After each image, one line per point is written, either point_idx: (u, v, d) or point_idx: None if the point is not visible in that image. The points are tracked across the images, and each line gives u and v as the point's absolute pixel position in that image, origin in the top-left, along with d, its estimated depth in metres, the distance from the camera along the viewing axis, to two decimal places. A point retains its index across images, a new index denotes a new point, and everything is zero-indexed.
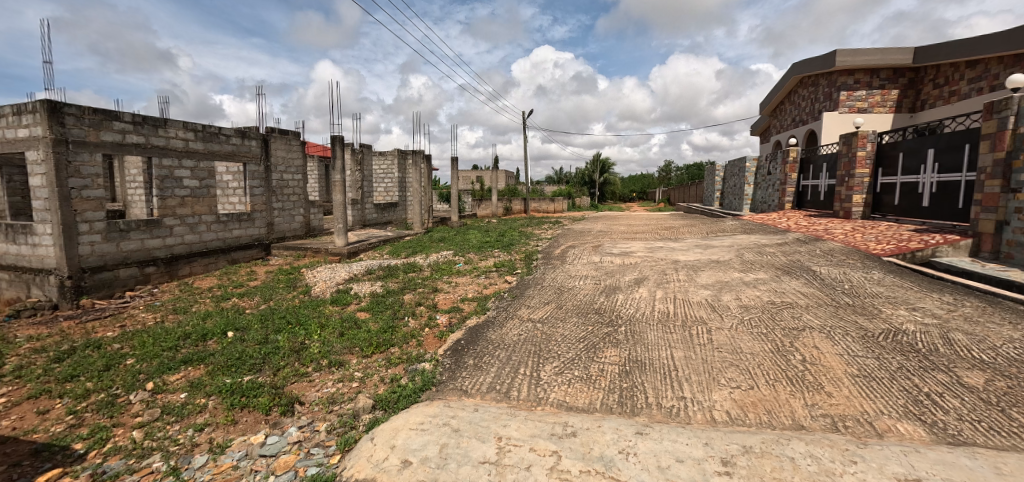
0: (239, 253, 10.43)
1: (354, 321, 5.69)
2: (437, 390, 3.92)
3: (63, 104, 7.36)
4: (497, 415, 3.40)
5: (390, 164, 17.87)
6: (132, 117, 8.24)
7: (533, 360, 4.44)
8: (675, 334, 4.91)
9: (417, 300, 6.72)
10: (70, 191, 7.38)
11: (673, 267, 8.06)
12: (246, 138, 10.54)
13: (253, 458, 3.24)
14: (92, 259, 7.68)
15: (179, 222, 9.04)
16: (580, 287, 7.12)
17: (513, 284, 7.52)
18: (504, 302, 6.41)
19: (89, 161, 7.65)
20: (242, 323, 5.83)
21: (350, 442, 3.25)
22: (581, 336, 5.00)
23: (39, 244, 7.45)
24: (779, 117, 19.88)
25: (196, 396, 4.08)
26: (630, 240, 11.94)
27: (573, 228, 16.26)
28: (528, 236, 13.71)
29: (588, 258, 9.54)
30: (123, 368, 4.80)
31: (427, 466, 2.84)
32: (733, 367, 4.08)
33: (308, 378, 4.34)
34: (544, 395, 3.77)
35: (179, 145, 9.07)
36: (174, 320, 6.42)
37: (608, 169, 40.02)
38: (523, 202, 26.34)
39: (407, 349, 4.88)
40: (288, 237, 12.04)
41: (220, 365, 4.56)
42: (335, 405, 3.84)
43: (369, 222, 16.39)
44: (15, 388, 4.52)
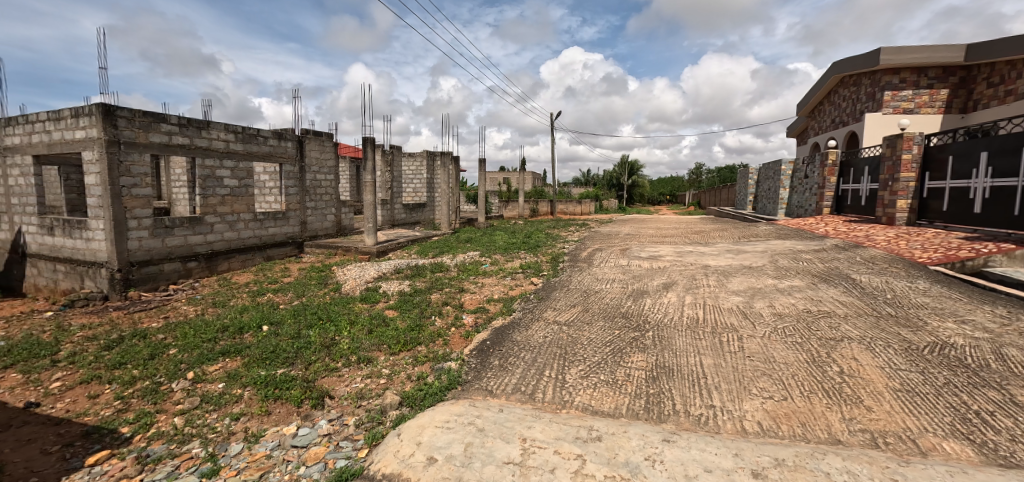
0: (274, 250, 10.81)
1: (383, 319, 5.82)
2: (463, 389, 3.95)
3: (116, 107, 7.79)
4: (521, 416, 3.41)
5: (419, 165, 18.14)
6: (178, 119, 8.65)
7: (559, 362, 4.42)
8: (704, 341, 4.80)
9: (444, 299, 6.80)
10: (121, 189, 7.81)
11: (703, 272, 7.88)
12: (282, 140, 10.91)
13: (286, 448, 3.35)
14: (139, 254, 8.11)
15: (219, 219, 9.44)
16: (607, 290, 7.06)
17: (539, 286, 7.52)
18: (529, 304, 6.42)
19: (139, 161, 8.07)
20: (276, 317, 6.04)
21: (378, 438, 3.32)
22: (607, 340, 4.96)
23: (91, 239, 7.90)
24: (818, 118, 19.17)
25: (233, 387, 4.25)
26: (659, 244, 11.76)
27: (600, 231, 16.10)
28: (555, 238, 13.68)
29: (616, 261, 9.44)
30: (166, 357, 5.04)
31: (452, 464, 2.87)
32: (766, 377, 3.96)
33: (338, 373, 4.45)
34: (569, 398, 3.75)
35: (220, 146, 9.47)
36: (213, 313, 6.71)
37: (637, 172, 39.47)
38: (550, 204, 26.29)
39: (434, 348, 4.95)
40: (320, 235, 12.38)
41: (255, 358, 4.73)
42: (363, 400, 3.93)
43: (398, 222, 16.68)
44: (69, 373, 4.81)
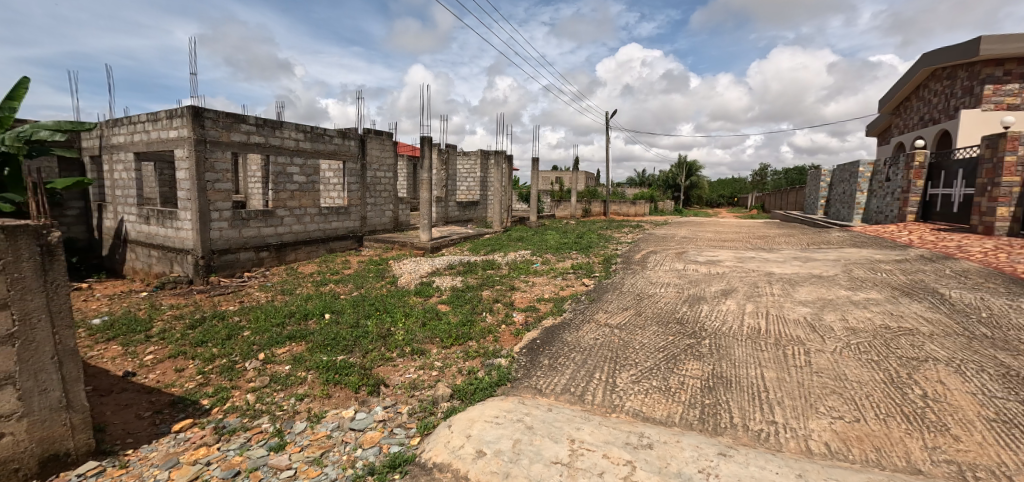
0: (336, 243, 11.46)
1: (436, 313, 5.99)
2: (511, 386, 4.00)
3: (203, 109, 8.52)
4: (570, 417, 3.39)
5: (473, 164, 18.43)
6: (256, 120, 9.33)
7: (610, 366, 4.36)
8: (767, 353, 4.55)
9: (495, 297, 6.88)
10: (206, 183, 8.56)
11: (766, 280, 7.46)
12: (346, 138, 11.47)
13: (344, 430, 3.54)
14: (220, 243, 8.86)
15: (289, 213, 10.11)
16: (661, 294, 6.85)
17: (591, 287, 7.42)
18: (580, 305, 6.36)
19: (221, 158, 8.81)
20: (338, 306, 6.39)
21: (429, 427, 3.43)
22: (661, 345, 4.83)
23: (180, 228, 8.72)
24: (903, 115, 17.54)
25: (298, 369, 4.55)
26: (718, 249, 11.26)
27: (655, 233, 15.66)
28: (607, 239, 13.46)
29: (671, 265, 9.13)
30: (241, 338, 5.48)
31: (500, 458, 2.92)
32: (835, 395, 3.69)
33: (392, 363, 4.64)
34: (619, 402, 3.69)
35: (291, 145, 10.10)
36: (282, 300, 7.20)
37: (696, 172, 37.90)
38: (603, 204, 25.88)
39: (484, 344, 5.03)
40: (379, 230, 12.93)
41: (318, 344, 5.03)
42: (416, 391, 4.07)
43: (452, 219, 17.07)
44: (160, 348, 5.35)
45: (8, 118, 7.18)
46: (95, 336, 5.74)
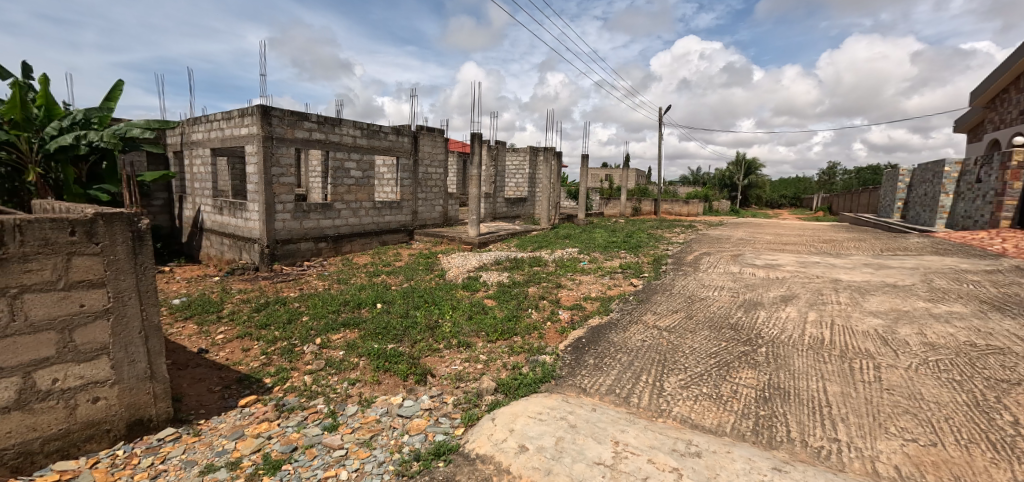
0: (389, 236, 11.88)
1: (482, 307, 6.07)
2: (556, 383, 4.00)
3: (271, 108, 9.07)
4: (615, 418, 3.35)
5: (522, 160, 18.49)
6: (317, 118, 9.80)
7: (657, 369, 4.25)
8: (830, 365, 4.26)
9: (541, 293, 6.88)
10: (272, 177, 9.13)
11: (832, 287, 6.98)
12: (400, 135, 11.81)
13: (393, 416, 3.67)
14: (284, 234, 9.43)
15: (345, 206, 10.58)
16: (714, 298, 6.57)
17: (639, 288, 7.23)
18: (628, 305, 6.23)
19: (286, 153, 9.35)
20: (389, 297, 6.63)
21: (473, 419, 3.50)
22: (712, 351, 4.64)
23: (248, 219, 9.35)
24: (999, 109, 15.78)
25: (351, 355, 4.77)
26: (778, 253, 10.64)
27: (709, 234, 15.07)
28: (658, 239, 13.08)
29: (725, 268, 8.73)
30: (300, 323, 5.81)
31: (542, 455, 2.92)
32: (908, 415, 3.40)
33: (439, 354, 4.75)
34: (667, 407, 3.59)
35: (349, 141, 10.53)
36: (337, 289, 7.56)
37: (755, 170, 35.95)
38: (654, 203, 25.16)
39: (529, 340, 5.05)
40: (429, 225, 13.26)
41: (370, 332, 5.24)
42: (461, 382, 4.16)
43: (500, 215, 17.22)
44: (229, 328, 5.79)
45: (105, 117, 7.94)
46: (175, 314, 6.30)
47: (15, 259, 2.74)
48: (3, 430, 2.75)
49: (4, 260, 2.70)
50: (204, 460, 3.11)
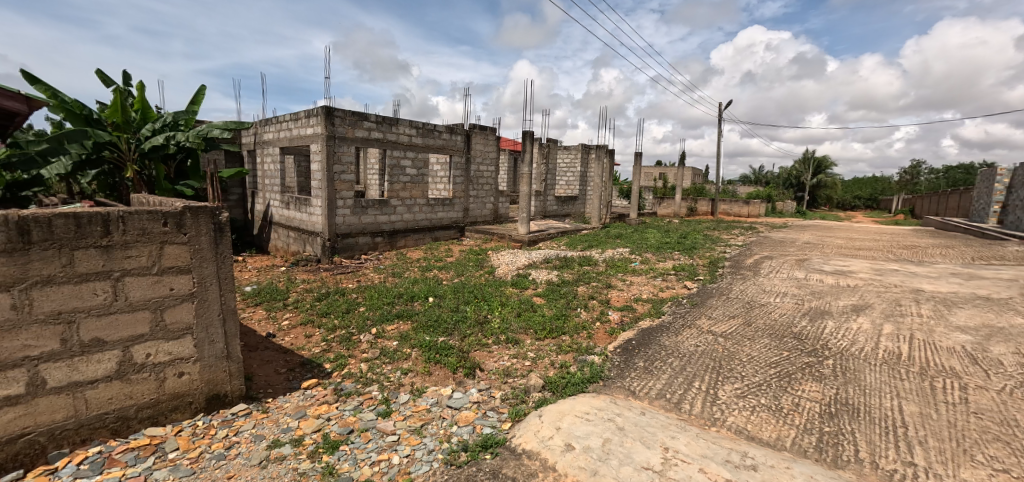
0: (441, 232, 12.21)
1: (531, 304, 6.10)
2: (604, 384, 3.95)
3: (334, 109, 9.54)
4: (665, 424, 3.27)
5: (573, 158, 18.31)
6: (376, 118, 10.20)
7: (711, 376, 4.10)
8: (907, 383, 3.92)
9: (590, 293, 6.81)
10: (334, 175, 9.63)
11: (912, 297, 6.39)
12: (453, 134, 12.05)
13: (442, 406, 3.77)
14: (344, 228, 9.93)
15: (401, 203, 10.97)
16: (775, 305, 6.22)
17: (693, 291, 6.98)
18: (681, 308, 6.04)
19: (347, 152, 9.82)
20: (440, 291, 6.81)
21: (520, 414, 3.54)
22: (772, 360, 4.41)
23: (312, 214, 9.92)
24: None
25: (404, 345, 4.95)
26: (849, 258, 9.88)
27: (771, 236, 14.27)
28: (715, 241, 12.53)
29: (789, 273, 8.22)
30: (357, 313, 6.11)
31: (588, 455, 2.91)
32: (1000, 443, 3.07)
33: (488, 349, 4.83)
34: (721, 416, 3.45)
35: (405, 140, 10.88)
36: (392, 282, 7.87)
37: (825, 169, 33.53)
38: (711, 203, 24.13)
39: (578, 339, 5.02)
40: (480, 222, 13.47)
41: (422, 324, 5.42)
42: (509, 378, 4.21)
43: (550, 213, 17.20)
44: (294, 315, 6.20)
45: (191, 119, 8.71)
46: (247, 300, 6.83)
47: (118, 246, 3.05)
48: (106, 396, 3.10)
49: (109, 247, 3.02)
50: (271, 435, 3.35)
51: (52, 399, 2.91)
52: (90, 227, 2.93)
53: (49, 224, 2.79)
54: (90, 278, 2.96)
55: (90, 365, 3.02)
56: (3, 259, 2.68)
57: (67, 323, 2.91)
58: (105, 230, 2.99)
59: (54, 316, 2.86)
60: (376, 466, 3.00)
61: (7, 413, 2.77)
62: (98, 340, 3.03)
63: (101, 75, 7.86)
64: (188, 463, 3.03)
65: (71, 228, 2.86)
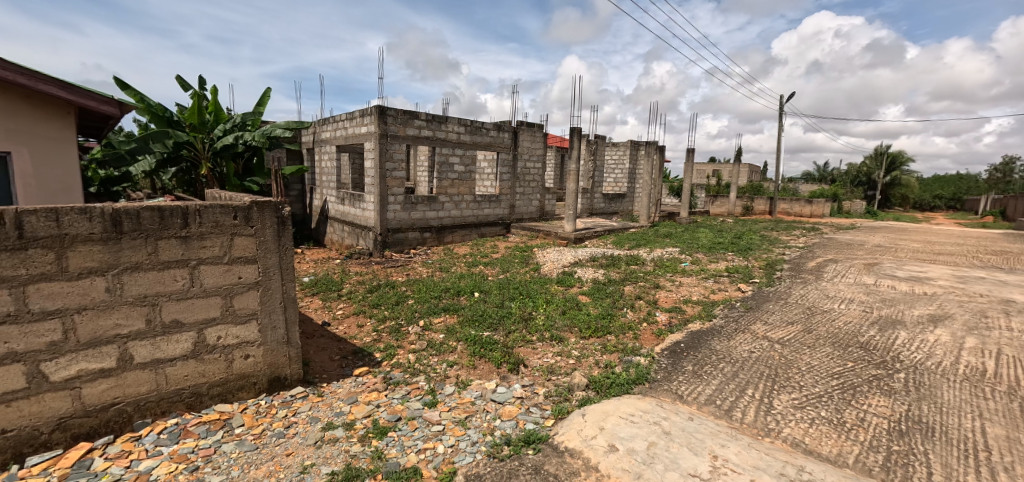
0: (487, 229, 12.36)
1: (576, 303, 6.05)
2: (650, 387, 3.87)
3: (387, 108, 9.86)
4: (715, 431, 3.15)
5: (622, 155, 17.93)
6: (426, 116, 10.45)
7: (766, 384, 3.90)
8: (993, 403, 3.56)
9: (637, 293, 6.66)
10: (386, 172, 9.97)
11: (1002, 309, 5.78)
12: (501, 131, 12.13)
13: (487, 400, 3.83)
14: (394, 223, 10.27)
15: (449, 199, 11.20)
16: (839, 312, 5.82)
17: (748, 294, 6.66)
18: (734, 312, 5.78)
19: (398, 150, 10.13)
20: (486, 287, 6.89)
21: (564, 412, 3.53)
22: (834, 370, 4.14)
23: (365, 209, 10.32)
24: None
25: (450, 339, 5.07)
26: (926, 263, 9.07)
27: (837, 238, 13.33)
28: (773, 242, 11.89)
29: (856, 278, 7.65)
30: (406, 305, 6.31)
31: (633, 457, 2.87)
32: None
33: (532, 345, 4.85)
34: (776, 427, 3.29)
35: (454, 137, 11.07)
36: (439, 276, 8.05)
37: (900, 166, 30.90)
38: (769, 201, 22.89)
39: (624, 340, 4.93)
40: (526, 219, 13.50)
41: (467, 319, 5.52)
42: (553, 375, 4.21)
43: (596, 211, 16.96)
44: (347, 305, 6.49)
45: (257, 120, 9.27)
46: (305, 290, 7.23)
47: (195, 237, 3.32)
48: (183, 373, 3.39)
49: (188, 237, 3.29)
50: (325, 418, 3.54)
51: (137, 374, 3.21)
52: (171, 219, 3.21)
53: (138, 216, 3.07)
54: (171, 265, 3.24)
55: (170, 344, 3.31)
56: (99, 246, 2.97)
57: (151, 305, 3.20)
58: (183, 222, 3.26)
59: (141, 299, 3.15)
60: (422, 454, 3.10)
61: (100, 384, 3.08)
62: (177, 321, 3.31)
63: (181, 80, 8.55)
64: (252, 439, 3.26)
65: (156, 220, 3.14)
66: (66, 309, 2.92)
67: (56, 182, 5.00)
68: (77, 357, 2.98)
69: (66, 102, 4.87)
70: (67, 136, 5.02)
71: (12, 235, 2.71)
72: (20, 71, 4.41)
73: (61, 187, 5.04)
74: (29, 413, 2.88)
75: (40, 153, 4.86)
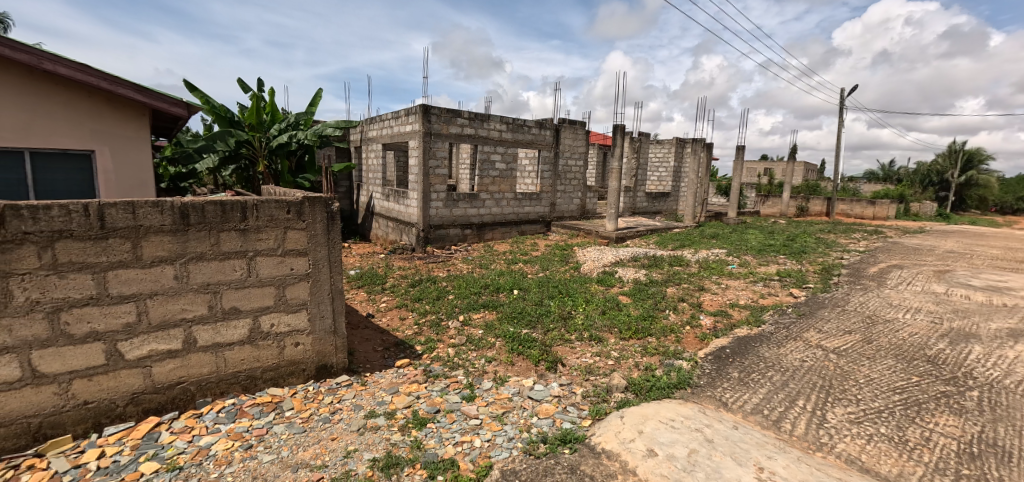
0: (527, 226, 12.36)
1: (616, 303, 5.95)
2: (692, 392, 3.76)
3: (431, 107, 10.05)
4: (761, 442, 3.02)
5: (667, 152, 17.44)
6: (469, 114, 10.57)
7: (819, 395, 3.69)
8: None
9: (680, 295, 6.47)
10: (429, 169, 10.18)
11: None
12: (542, 129, 12.09)
13: (524, 397, 3.85)
14: (436, 220, 10.48)
15: (490, 197, 11.30)
16: (904, 322, 5.41)
17: (800, 300, 6.32)
18: (785, 318, 5.51)
19: (441, 147, 10.32)
20: (525, 285, 6.90)
21: (602, 413, 3.49)
22: (896, 385, 3.87)
23: (409, 206, 10.59)
24: None
25: (489, 335, 5.13)
26: (1007, 272, 8.28)
27: (903, 243, 12.40)
28: (830, 245, 11.20)
29: (924, 286, 7.09)
30: (446, 300, 6.44)
31: (673, 463, 2.80)
32: None
33: (571, 345, 4.81)
34: (828, 441, 3.11)
35: (496, 135, 11.14)
36: (479, 273, 8.15)
37: (979, 165, 28.35)
38: (826, 202, 21.59)
39: (665, 343, 4.81)
40: (566, 217, 13.41)
41: (506, 315, 5.56)
42: (591, 375, 4.17)
43: (639, 210, 16.62)
44: (390, 298, 6.69)
45: (309, 119, 9.68)
46: (351, 283, 7.51)
47: (252, 230, 3.51)
48: (240, 357, 3.61)
49: (245, 230, 3.49)
50: (368, 406, 3.67)
51: (200, 356, 3.45)
52: (232, 213, 3.42)
53: (203, 210, 3.29)
54: (231, 256, 3.46)
55: (228, 329, 3.53)
56: (169, 237, 3.21)
57: (213, 293, 3.42)
58: (241, 215, 3.46)
59: (204, 286, 3.38)
60: (459, 446, 3.16)
61: (167, 364, 3.33)
62: (235, 308, 3.53)
63: (241, 83, 9.07)
64: (301, 422, 3.43)
65: (218, 213, 3.35)
66: (140, 294, 3.17)
67: (133, 178, 5.42)
68: (148, 338, 3.24)
69: (142, 104, 5.28)
70: (142, 136, 5.44)
71: (95, 225, 2.97)
72: (102, 77, 4.83)
73: (137, 183, 5.45)
74: (107, 387, 3.15)
75: (119, 153, 5.30)
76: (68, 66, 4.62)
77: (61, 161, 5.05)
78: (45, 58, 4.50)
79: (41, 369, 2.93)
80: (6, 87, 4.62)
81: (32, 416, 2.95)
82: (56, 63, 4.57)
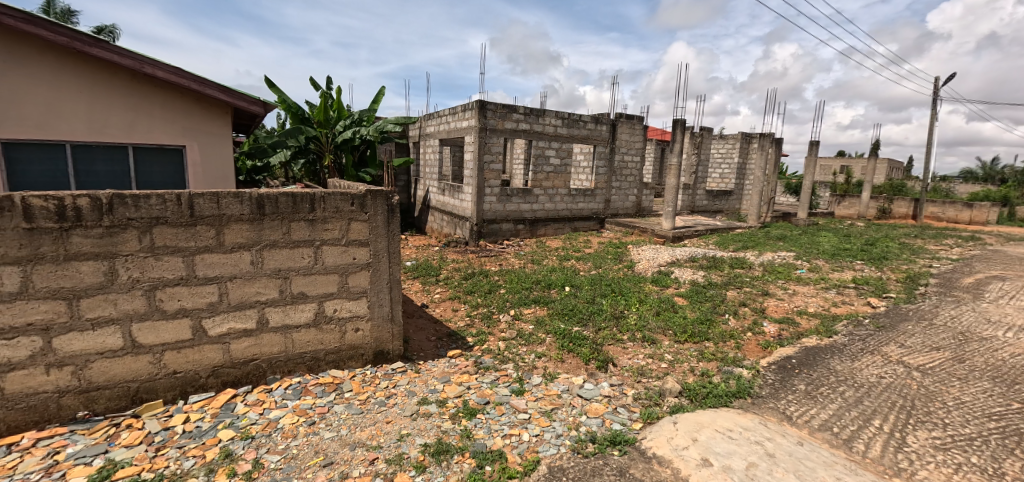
0: (581, 223, 12.23)
1: (671, 304, 5.76)
2: (752, 402, 3.58)
3: (487, 102, 10.15)
4: (829, 461, 2.82)
5: (730, 148, 16.59)
6: (524, 110, 10.58)
7: (899, 416, 3.39)
8: None
9: (742, 299, 6.15)
10: (484, 164, 10.31)
11: None
12: (598, 124, 11.87)
13: (573, 394, 3.82)
14: (489, 214, 10.62)
15: (543, 192, 11.27)
16: (1005, 341, 4.83)
17: (879, 310, 5.81)
18: (860, 329, 5.09)
19: (496, 143, 10.41)
20: (576, 282, 6.83)
21: (653, 417, 3.41)
22: (992, 410, 3.47)
23: (463, 200, 10.79)
24: None
25: (539, 330, 5.13)
26: None
27: (1007, 251, 11.03)
28: (917, 252, 10.17)
29: None
30: (498, 294, 6.50)
31: (729, 475, 2.68)
32: None
33: (622, 345, 4.72)
34: (908, 467, 2.85)
35: (551, 130, 11.08)
36: (531, 268, 8.17)
37: None
38: (912, 203, 19.65)
39: (723, 348, 4.60)
40: (621, 214, 13.12)
41: (557, 312, 5.54)
42: (643, 377, 4.07)
43: (698, 208, 15.94)
44: (444, 290, 6.86)
45: (372, 115, 10.08)
46: (407, 273, 7.79)
47: (319, 221, 3.72)
48: (306, 339, 3.86)
49: (313, 220, 3.70)
50: (421, 393, 3.80)
51: (271, 336, 3.72)
52: (301, 204, 3.64)
53: (276, 201, 3.54)
54: (300, 244, 3.68)
55: (297, 312, 3.78)
56: (247, 225, 3.47)
57: (283, 278, 3.67)
58: (310, 206, 3.67)
59: (276, 272, 3.63)
60: (508, 439, 3.19)
61: (243, 341, 3.62)
62: (303, 293, 3.76)
63: (312, 81, 9.61)
64: (358, 403, 3.61)
65: (289, 205, 3.59)
66: (222, 277, 3.46)
67: (217, 170, 5.90)
68: (228, 317, 3.53)
69: (225, 103, 5.73)
70: (225, 132, 5.91)
71: (185, 213, 3.27)
72: (193, 79, 5.29)
73: (221, 175, 5.93)
74: (192, 360, 3.47)
75: (206, 147, 5.79)
76: (164, 69, 5.09)
77: (158, 154, 5.59)
78: (146, 62, 4.99)
79: (139, 340, 3.28)
80: (115, 88, 5.19)
81: (131, 381, 3.31)
82: (155, 67, 5.05)
